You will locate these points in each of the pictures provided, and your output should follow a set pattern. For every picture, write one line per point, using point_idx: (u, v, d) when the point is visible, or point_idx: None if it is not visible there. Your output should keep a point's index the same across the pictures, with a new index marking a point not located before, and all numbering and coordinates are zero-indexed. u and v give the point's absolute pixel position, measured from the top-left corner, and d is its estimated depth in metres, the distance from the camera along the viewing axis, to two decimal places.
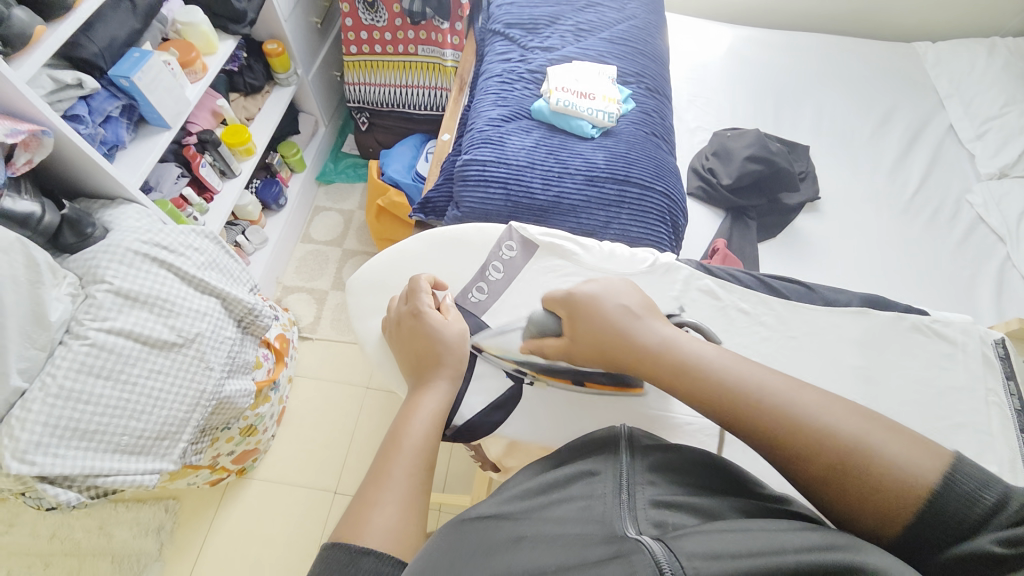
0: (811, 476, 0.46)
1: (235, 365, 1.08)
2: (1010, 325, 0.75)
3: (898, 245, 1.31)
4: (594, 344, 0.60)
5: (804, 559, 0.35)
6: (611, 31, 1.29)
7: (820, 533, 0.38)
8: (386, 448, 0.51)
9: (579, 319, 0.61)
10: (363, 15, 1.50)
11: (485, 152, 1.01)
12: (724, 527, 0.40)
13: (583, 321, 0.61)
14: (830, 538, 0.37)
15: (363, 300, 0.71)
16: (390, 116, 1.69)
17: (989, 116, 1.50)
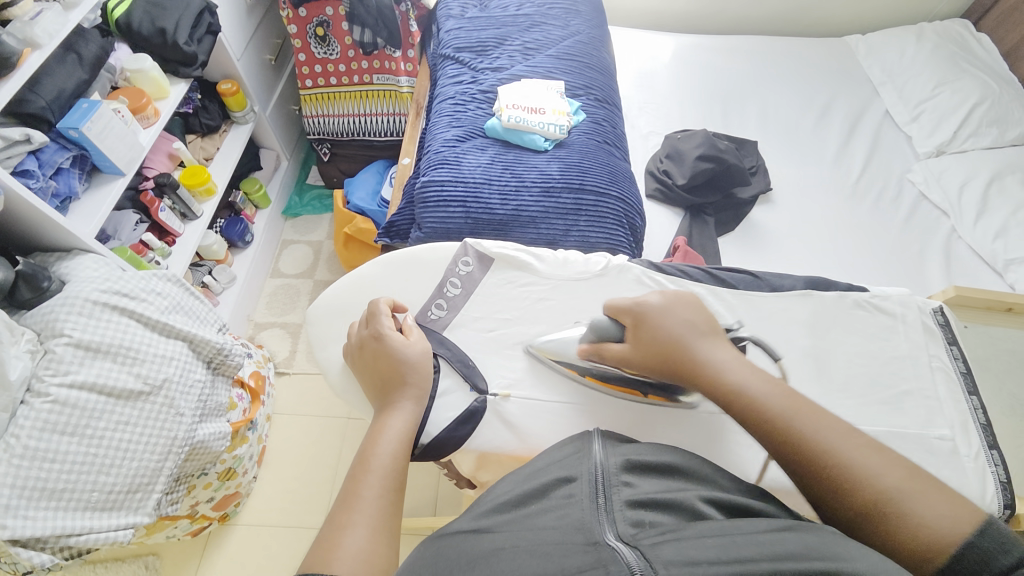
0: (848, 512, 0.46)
1: (208, 409, 1.06)
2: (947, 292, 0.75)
3: (848, 228, 1.38)
4: (656, 351, 0.60)
5: (778, 564, 0.35)
6: (557, 48, 1.34)
7: (796, 535, 0.38)
8: (354, 471, 0.51)
9: (645, 326, 0.61)
10: (316, 49, 1.52)
11: (442, 173, 1.03)
12: (703, 531, 0.39)
13: (648, 330, 0.61)
14: (802, 539, 0.38)
15: (325, 328, 0.72)
16: (351, 144, 1.71)
17: (923, 97, 1.57)
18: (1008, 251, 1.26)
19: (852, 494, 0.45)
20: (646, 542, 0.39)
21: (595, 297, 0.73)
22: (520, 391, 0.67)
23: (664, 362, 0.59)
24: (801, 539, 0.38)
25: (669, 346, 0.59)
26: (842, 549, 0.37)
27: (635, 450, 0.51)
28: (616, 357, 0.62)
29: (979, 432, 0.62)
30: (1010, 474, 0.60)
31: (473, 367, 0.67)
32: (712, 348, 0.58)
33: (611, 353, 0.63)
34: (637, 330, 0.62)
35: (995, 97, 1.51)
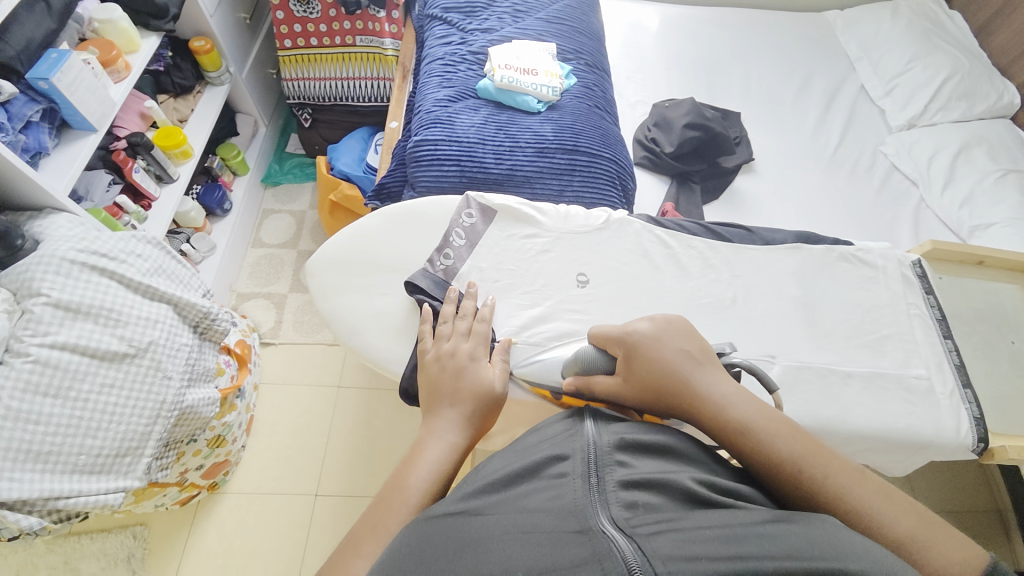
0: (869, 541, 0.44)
1: (196, 373, 1.04)
2: (923, 248, 0.79)
3: (825, 196, 1.43)
4: (646, 389, 0.54)
5: (781, 565, 0.33)
6: (548, 11, 1.33)
7: (797, 531, 0.37)
8: (391, 482, 0.48)
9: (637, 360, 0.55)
10: (295, 7, 1.46)
11: (435, 132, 1.02)
12: (700, 521, 0.37)
13: (637, 360, 0.55)
14: (804, 533, 0.37)
15: (324, 279, 0.71)
16: (334, 110, 1.66)
17: (897, 72, 1.63)
18: (973, 219, 1.34)
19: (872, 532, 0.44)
20: (642, 530, 0.37)
21: (596, 250, 0.73)
22: (527, 338, 0.67)
23: (658, 397, 0.53)
24: (806, 534, 0.37)
25: (661, 372, 0.53)
26: (844, 546, 0.36)
27: (627, 430, 0.49)
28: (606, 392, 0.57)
29: (952, 372, 0.66)
30: (982, 410, 0.64)
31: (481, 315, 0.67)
32: (710, 379, 0.52)
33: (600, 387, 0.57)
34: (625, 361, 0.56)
35: (965, 71, 1.56)
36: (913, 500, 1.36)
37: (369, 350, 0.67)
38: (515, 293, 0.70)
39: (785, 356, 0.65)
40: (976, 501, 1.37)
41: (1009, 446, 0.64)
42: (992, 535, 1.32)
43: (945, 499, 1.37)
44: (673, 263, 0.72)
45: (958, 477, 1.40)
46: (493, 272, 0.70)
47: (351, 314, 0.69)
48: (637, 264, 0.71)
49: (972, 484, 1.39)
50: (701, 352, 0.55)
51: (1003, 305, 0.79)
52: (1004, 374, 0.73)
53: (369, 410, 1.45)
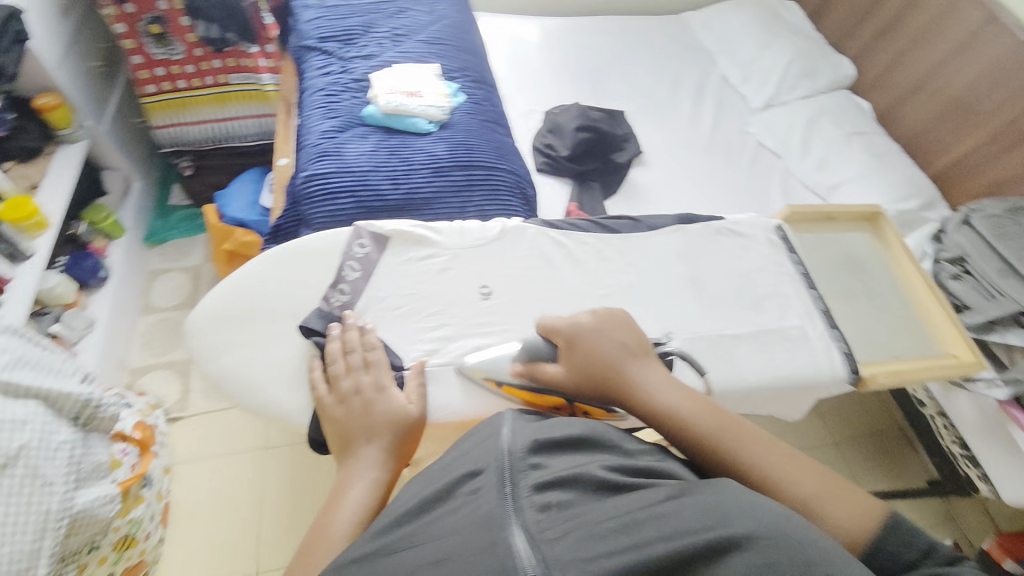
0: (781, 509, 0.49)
1: (83, 473, 0.93)
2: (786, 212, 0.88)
3: (708, 178, 1.58)
4: (586, 372, 0.58)
5: (675, 546, 0.37)
6: (426, 33, 1.34)
7: (693, 502, 0.40)
8: (312, 535, 0.47)
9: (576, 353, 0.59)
10: (153, 50, 1.33)
11: (325, 165, 0.98)
12: (605, 513, 0.40)
13: (579, 350, 0.59)
14: (697, 504, 0.40)
15: (210, 337, 0.66)
16: (217, 154, 1.54)
17: (750, 60, 1.84)
18: (829, 180, 1.53)
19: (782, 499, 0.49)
20: (550, 534, 0.38)
21: (494, 260, 0.73)
22: (439, 358, 0.66)
23: (594, 387, 0.58)
24: (702, 503, 0.40)
25: (601, 369, 0.57)
26: (731, 510, 0.39)
27: (541, 428, 0.49)
28: (549, 379, 0.59)
29: (821, 317, 0.75)
30: (849, 346, 0.73)
31: (388, 347, 0.65)
32: (642, 373, 0.58)
33: (545, 374, 0.60)
34: (567, 352, 0.60)
35: (803, 53, 1.78)
36: (827, 435, 1.51)
37: (274, 404, 0.63)
38: (422, 317, 0.68)
39: (682, 330, 0.70)
40: (878, 425, 1.55)
41: (878, 373, 0.72)
42: (894, 453, 1.50)
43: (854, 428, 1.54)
44: (571, 261, 0.74)
45: (863, 406, 1.57)
46: (396, 300, 0.68)
47: (249, 370, 0.64)
48: (537, 268, 0.72)
49: (871, 411, 1.57)
50: (636, 344, 0.60)
51: (856, 251, 0.89)
52: (866, 312, 0.82)
53: (305, 465, 1.35)
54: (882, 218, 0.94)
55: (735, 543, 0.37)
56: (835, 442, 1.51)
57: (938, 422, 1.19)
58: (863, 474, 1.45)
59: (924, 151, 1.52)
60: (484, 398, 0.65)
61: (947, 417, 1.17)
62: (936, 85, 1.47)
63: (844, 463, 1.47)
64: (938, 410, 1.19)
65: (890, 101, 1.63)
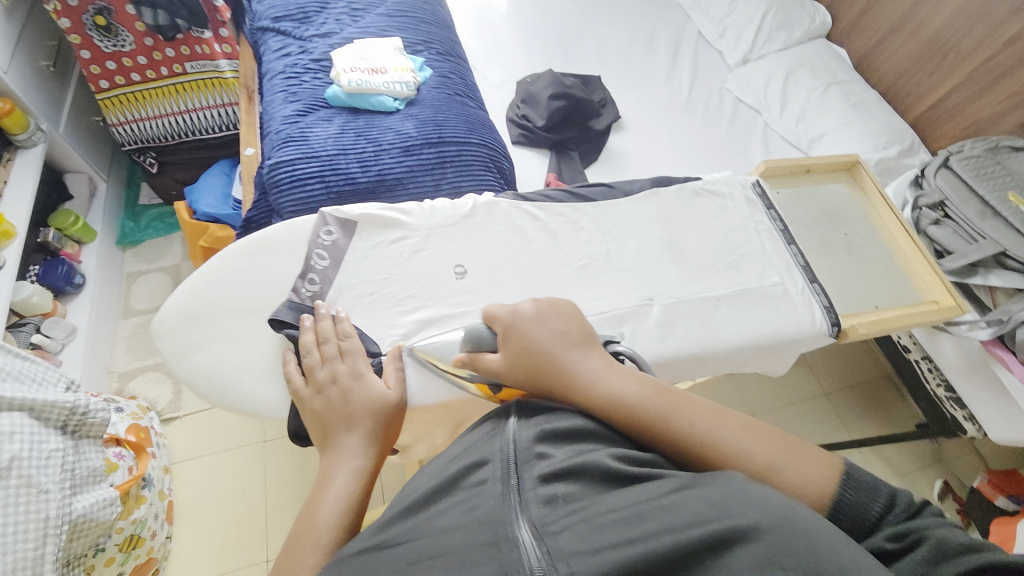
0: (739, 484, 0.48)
1: (78, 479, 0.93)
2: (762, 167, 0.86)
3: (689, 139, 1.56)
4: (526, 362, 0.54)
5: (677, 539, 0.36)
6: (386, 6, 1.28)
7: (697, 490, 0.39)
8: (300, 524, 0.45)
9: (513, 339, 0.56)
10: (101, 42, 1.25)
11: (290, 151, 0.95)
12: (609, 506, 0.40)
13: (515, 341, 0.56)
14: (704, 493, 0.39)
15: (177, 337, 0.64)
16: (182, 148, 1.49)
17: (724, 14, 1.79)
18: (809, 133, 1.52)
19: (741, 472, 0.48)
20: (553, 526, 0.39)
21: (467, 240, 0.69)
22: (417, 342, 0.64)
23: (531, 377, 0.54)
24: (708, 491, 0.39)
25: (538, 358, 0.54)
26: (737, 498, 0.38)
27: (549, 420, 0.49)
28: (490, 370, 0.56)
29: (801, 272, 0.74)
30: (831, 299, 0.73)
31: (361, 332, 0.63)
32: (582, 360, 0.54)
33: (485, 365, 0.57)
34: (507, 342, 0.57)
35: (779, 2, 1.73)
36: (818, 386, 1.55)
37: (247, 400, 0.61)
38: (397, 302, 0.66)
39: (662, 295, 0.69)
40: (865, 374, 1.58)
41: (858, 323, 0.73)
42: (882, 399, 1.54)
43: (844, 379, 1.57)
44: (546, 234, 0.72)
45: (851, 357, 1.60)
46: (368, 286, 0.66)
47: (222, 367, 0.62)
48: (512, 243, 0.70)
49: (859, 360, 1.60)
50: (577, 330, 0.57)
51: (833, 202, 0.88)
52: (844, 262, 0.81)
53: (304, 456, 1.35)
54: (858, 167, 0.93)
55: (741, 534, 0.36)
56: (826, 394, 1.54)
57: (923, 366, 1.20)
58: (852, 421, 1.49)
59: (903, 96, 1.50)
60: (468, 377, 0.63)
61: (931, 360, 1.19)
62: (912, 26, 1.44)
63: (834, 412, 1.50)
64: (923, 354, 1.20)
65: (868, 46, 1.59)
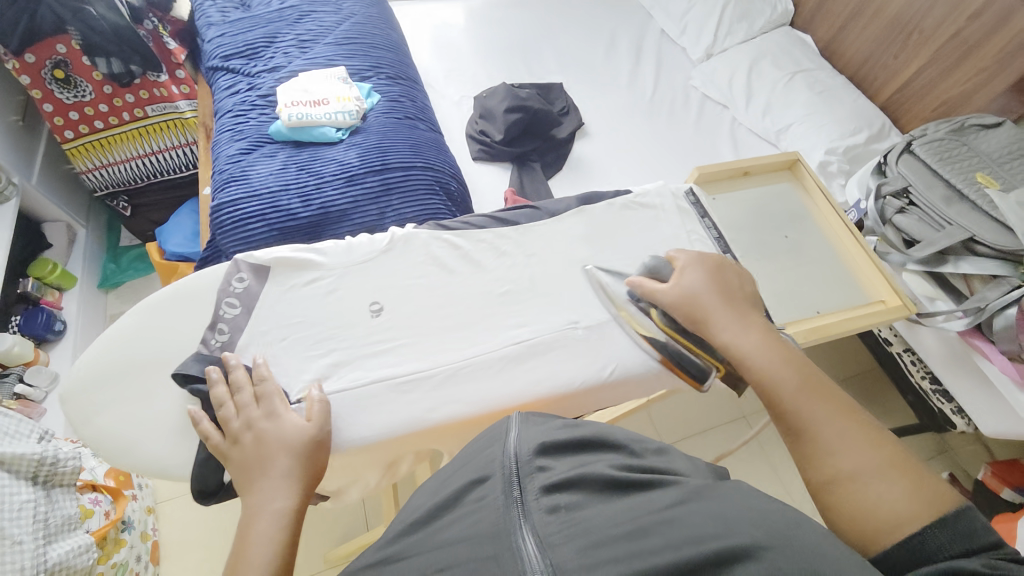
0: (816, 478, 0.51)
1: (52, 527, 0.89)
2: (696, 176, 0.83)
3: (654, 139, 1.54)
4: (684, 306, 0.62)
5: (682, 556, 0.36)
6: (335, 34, 1.29)
7: (703, 505, 0.41)
8: (231, 564, 0.47)
9: (682, 287, 0.63)
10: (60, 94, 1.26)
11: (232, 191, 0.95)
12: (617, 514, 0.40)
13: (686, 284, 0.64)
14: (705, 508, 0.40)
15: (84, 403, 0.57)
16: (152, 189, 1.52)
17: (684, 10, 1.77)
18: (775, 125, 1.49)
19: (817, 468, 0.51)
20: (555, 538, 0.39)
21: (384, 279, 0.66)
22: (331, 386, 0.59)
23: (692, 323, 0.62)
24: (712, 507, 0.40)
25: (697, 304, 0.62)
26: (737, 516, 0.39)
27: (546, 431, 0.49)
28: (654, 296, 0.64)
29: None
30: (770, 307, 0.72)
31: (270, 381, 0.58)
32: (737, 317, 0.61)
33: (651, 292, 0.65)
34: (680, 277, 0.64)
35: None
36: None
37: (165, 468, 0.56)
38: (314, 342, 0.61)
39: (587, 318, 0.68)
40: (863, 361, 1.48)
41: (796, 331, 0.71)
42: (886, 388, 1.43)
43: (840, 369, 1.47)
44: (466, 262, 0.70)
45: (844, 346, 1.49)
46: (282, 336, 0.61)
47: (128, 428, 0.56)
48: (433, 275, 0.68)
49: (857, 347, 1.49)
50: (736, 290, 0.64)
51: (776, 203, 0.87)
52: (785, 266, 0.81)
53: None
54: (800, 165, 0.92)
55: (747, 552, 0.36)
56: None
57: (905, 358, 1.17)
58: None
59: (870, 81, 1.47)
60: (395, 420, 0.59)
61: (914, 353, 1.15)
62: (872, 9, 1.41)
63: None
64: (905, 347, 1.16)
65: (832, 31, 1.56)
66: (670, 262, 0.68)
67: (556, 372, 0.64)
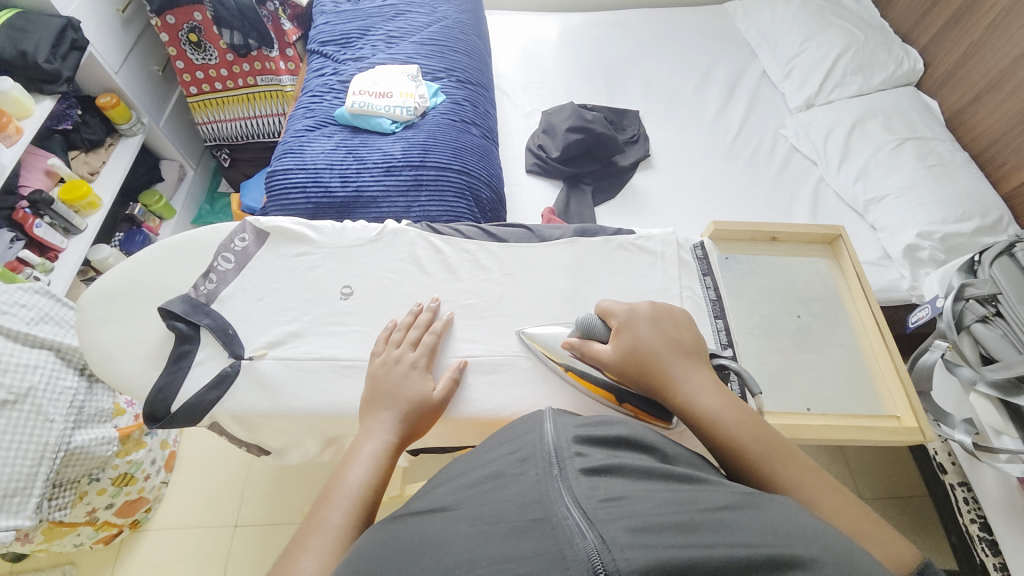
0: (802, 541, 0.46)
1: (84, 416, 1.02)
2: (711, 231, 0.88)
3: (724, 184, 1.44)
4: (634, 361, 0.57)
5: (741, 553, 0.33)
6: (421, 34, 1.36)
7: (759, 518, 0.37)
8: (332, 475, 0.53)
9: (631, 338, 0.58)
10: (192, 56, 1.51)
11: (287, 161, 1.06)
12: (662, 503, 0.38)
13: (630, 339, 0.58)
14: (760, 517, 0.37)
15: (94, 315, 0.67)
16: (250, 147, 1.71)
17: (793, 54, 1.63)
18: (866, 192, 1.32)
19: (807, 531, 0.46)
20: (603, 514, 0.36)
21: (371, 260, 0.72)
22: (279, 352, 0.64)
23: (642, 375, 0.57)
24: (769, 521, 0.37)
25: (649, 359, 0.57)
26: (795, 530, 0.36)
27: (587, 424, 0.48)
28: (597, 359, 0.59)
29: (715, 339, 0.68)
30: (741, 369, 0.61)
31: (233, 333, 0.65)
32: (691, 370, 0.57)
33: (592, 353, 0.59)
34: (619, 336, 0.59)
35: (860, 43, 1.53)
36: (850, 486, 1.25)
37: (136, 388, 0.64)
38: (279, 310, 0.67)
39: (540, 348, 0.67)
40: (913, 484, 1.26)
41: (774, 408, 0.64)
42: (932, 522, 1.21)
43: (888, 485, 1.26)
44: (444, 267, 0.73)
45: (900, 459, 1.30)
46: (260, 294, 0.68)
47: (112, 344, 0.65)
48: (410, 273, 0.72)
49: (908, 465, 1.29)
50: (688, 338, 0.60)
51: (796, 280, 0.89)
52: (783, 347, 0.84)
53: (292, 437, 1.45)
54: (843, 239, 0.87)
55: (803, 564, 0.33)
56: (863, 500, 1.24)
57: (957, 493, 0.99)
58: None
59: (999, 162, 1.25)
60: (328, 400, 0.62)
61: (970, 489, 0.96)
62: (1013, 83, 1.21)
63: None
64: (961, 480, 0.98)
65: (963, 101, 1.36)
66: (604, 319, 0.61)
67: (492, 396, 0.64)
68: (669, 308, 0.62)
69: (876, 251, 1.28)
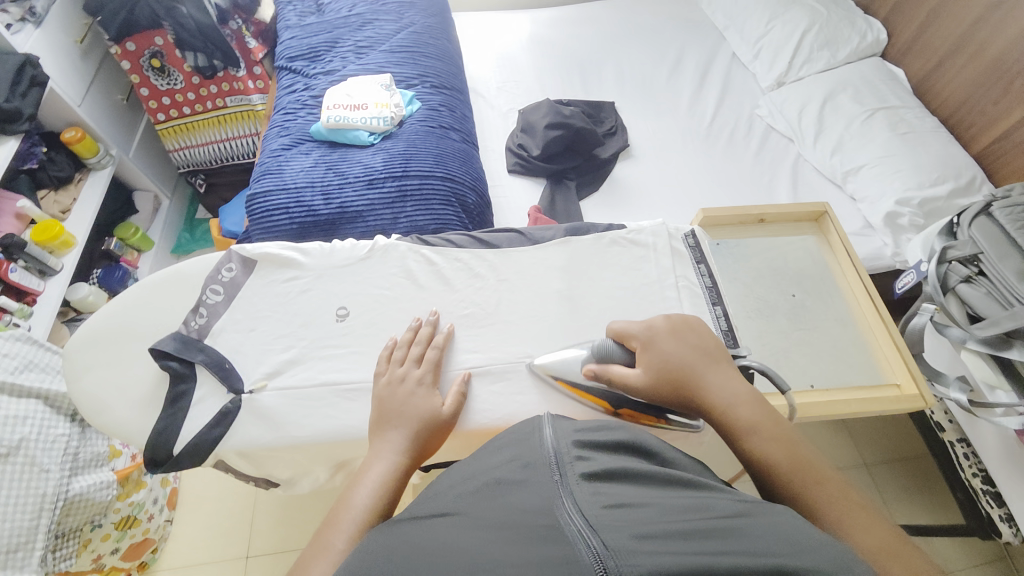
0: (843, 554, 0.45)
1: (80, 462, 0.99)
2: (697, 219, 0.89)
3: (705, 168, 1.45)
4: (662, 380, 0.57)
5: (745, 560, 0.33)
6: (390, 42, 1.34)
7: (760, 525, 0.36)
8: (338, 500, 0.52)
9: (652, 355, 0.58)
10: (157, 81, 1.46)
11: (266, 183, 1.04)
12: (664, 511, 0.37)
13: (655, 357, 0.58)
14: (760, 524, 0.36)
15: (78, 360, 0.65)
16: (225, 171, 1.68)
17: (760, 34, 1.64)
18: (844, 165, 1.33)
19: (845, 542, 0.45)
20: (606, 519, 0.36)
21: (362, 278, 0.71)
22: (280, 381, 0.63)
23: (670, 393, 0.57)
24: (770, 525, 0.36)
25: (676, 374, 0.57)
26: (799, 537, 0.35)
27: (589, 429, 0.48)
28: (625, 385, 0.58)
29: (715, 326, 0.69)
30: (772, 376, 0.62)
31: (230, 367, 0.64)
32: (724, 379, 0.57)
33: (619, 379, 0.59)
34: (643, 356, 0.59)
35: (824, 19, 1.55)
36: (854, 454, 1.28)
37: (129, 431, 0.62)
38: (275, 338, 0.66)
39: (542, 353, 0.67)
40: (913, 445, 1.29)
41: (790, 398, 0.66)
42: (935, 480, 1.24)
43: (888, 447, 1.29)
44: (438, 278, 0.72)
45: (896, 421, 1.33)
46: (253, 324, 0.67)
47: (103, 389, 0.64)
48: (405, 287, 0.71)
49: (909, 427, 1.32)
50: (713, 347, 0.60)
51: (785, 259, 0.90)
52: (778, 327, 0.84)
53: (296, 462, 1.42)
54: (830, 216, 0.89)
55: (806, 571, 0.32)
56: (864, 464, 1.27)
57: (957, 450, 1.02)
58: (898, 502, 1.22)
59: (967, 125, 1.28)
60: (332, 426, 0.61)
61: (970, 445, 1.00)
62: (975, 44, 1.24)
63: (873, 484, 1.24)
64: (960, 437, 1.01)
65: (927, 67, 1.39)
66: (623, 342, 0.61)
67: (498, 405, 0.63)
68: (683, 317, 0.63)
69: (859, 222, 1.31)
